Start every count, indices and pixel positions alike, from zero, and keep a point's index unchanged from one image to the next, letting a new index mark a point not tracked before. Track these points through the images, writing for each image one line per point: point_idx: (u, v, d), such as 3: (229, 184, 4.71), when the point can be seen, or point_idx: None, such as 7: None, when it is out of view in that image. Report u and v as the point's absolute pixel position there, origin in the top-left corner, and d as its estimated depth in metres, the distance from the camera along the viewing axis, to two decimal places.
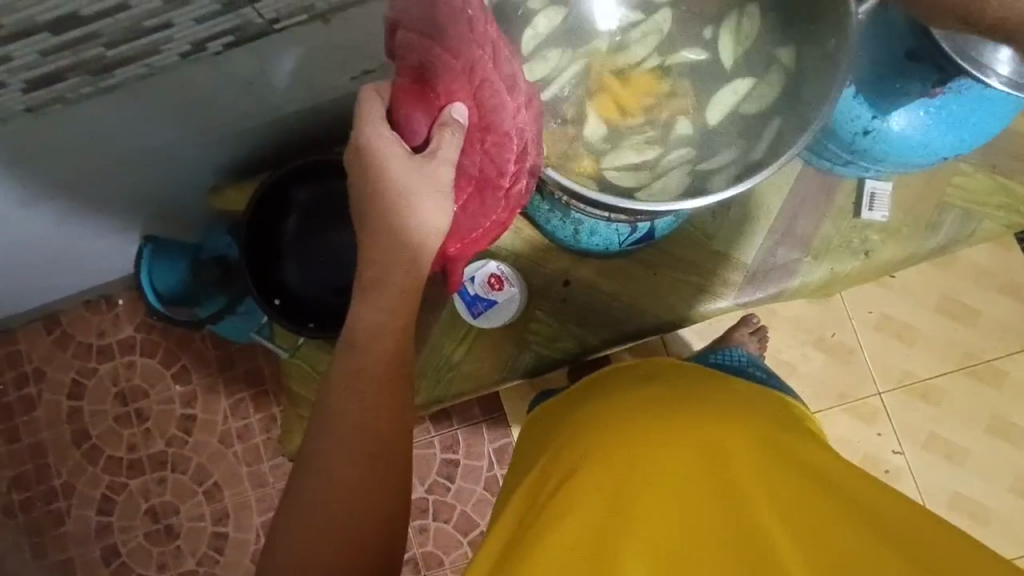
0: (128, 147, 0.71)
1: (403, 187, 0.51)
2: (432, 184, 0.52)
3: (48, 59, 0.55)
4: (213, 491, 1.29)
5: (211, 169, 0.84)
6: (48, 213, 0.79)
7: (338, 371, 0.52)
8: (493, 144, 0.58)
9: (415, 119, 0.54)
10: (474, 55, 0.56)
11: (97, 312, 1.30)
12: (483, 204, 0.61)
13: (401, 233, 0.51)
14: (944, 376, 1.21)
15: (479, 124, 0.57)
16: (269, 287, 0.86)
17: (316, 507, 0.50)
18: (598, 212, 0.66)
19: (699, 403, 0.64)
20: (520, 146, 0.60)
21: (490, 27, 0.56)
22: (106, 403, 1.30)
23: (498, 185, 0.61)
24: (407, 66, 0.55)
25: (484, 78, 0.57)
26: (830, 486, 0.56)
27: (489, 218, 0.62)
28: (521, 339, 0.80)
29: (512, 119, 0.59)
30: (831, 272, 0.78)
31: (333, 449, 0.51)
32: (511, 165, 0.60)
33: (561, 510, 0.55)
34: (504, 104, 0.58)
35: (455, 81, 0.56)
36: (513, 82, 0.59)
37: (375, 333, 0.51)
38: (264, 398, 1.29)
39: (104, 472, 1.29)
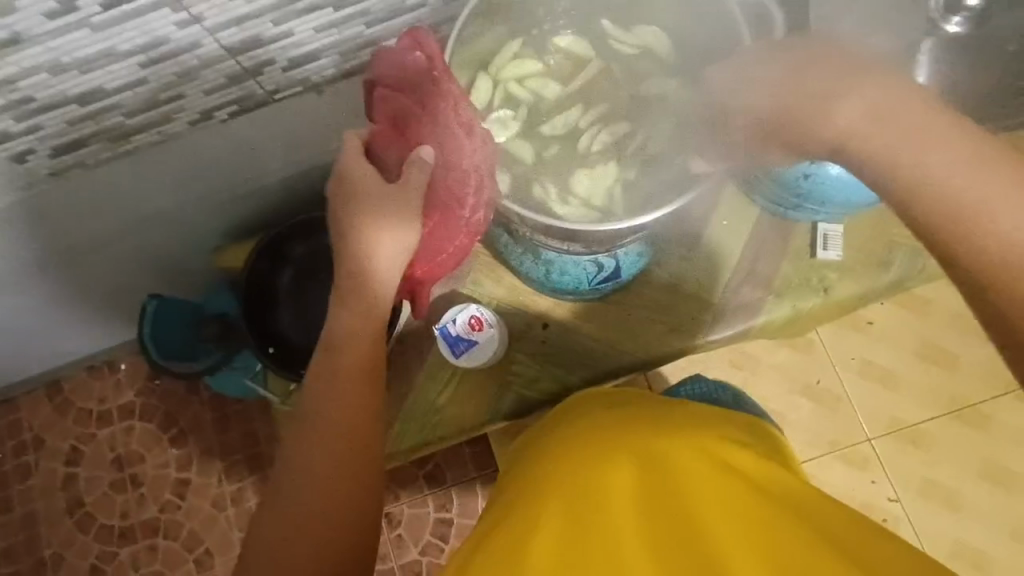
0: (138, 211, 0.78)
1: (372, 209, 0.57)
2: (398, 210, 0.57)
3: (73, 127, 0.62)
4: (204, 558, 1.29)
5: (214, 230, 0.91)
6: (60, 274, 0.86)
7: (317, 380, 0.56)
8: (453, 180, 0.64)
9: (388, 159, 0.61)
10: (439, 106, 0.62)
11: (99, 377, 1.34)
12: (447, 231, 0.66)
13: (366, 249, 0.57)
14: (932, 421, 1.23)
15: (442, 164, 0.63)
16: (266, 335, 0.91)
17: (297, 527, 0.52)
18: (564, 245, 0.71)
19: (656, 426, 0.66)
20: (476, 182, 0.66)
21: (452, 84, 0.62)
22: (101, 469, 1.31)
23: (459, 214, 0.66)
24: (383, 117, 0.61)
25: (445, 126, 0.63)
26: (778, 498, 0.59)
27: (452, 244, 0.67)
28: (503, 381, 0.83)
29: (469, 159, 0.65)
30: (794, 308, 0.82)
31: (312, 461, 0.53)
32: (468, 198, 0.65)
33: (526, 526, 0.56)
34: (461, 147, 0.64)
35: (422, 128, 0.62)
36: (470, 127, 0.65)
37: (351, 336, 0.57)
38: (258, 461, 1.31)
39: (95, 541, 1.29)
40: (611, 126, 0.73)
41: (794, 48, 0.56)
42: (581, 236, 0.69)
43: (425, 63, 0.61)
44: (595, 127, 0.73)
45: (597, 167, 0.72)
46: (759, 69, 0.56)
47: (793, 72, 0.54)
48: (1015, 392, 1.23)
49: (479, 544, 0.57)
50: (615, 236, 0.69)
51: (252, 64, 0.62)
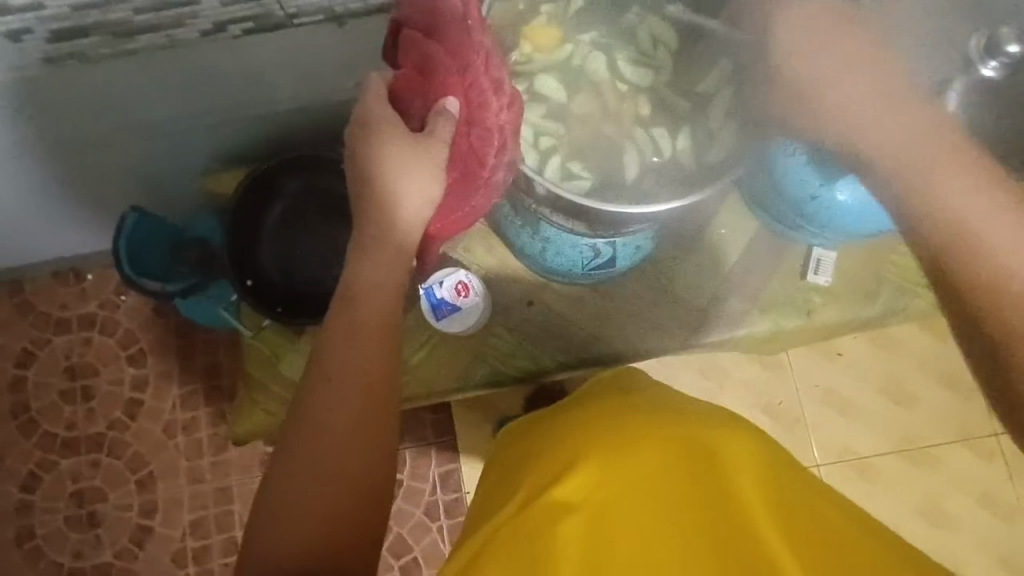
0: (130, 116, 0.76)
1: (399, 157, 0.54)
2: (426, 157, 0.55)
3: (76, 13, 0.59)
4: (146, 481, 1.27)
5: (208, 151, 0.89)
6: (39, 168, 0.83)
7: (338, 334, 0.52)
8: (475, 140, 0.62)
9: (411, 104, 0.58)
10: (469, 60, 0.60)
11: (65, 284, 1.30)
12: (465, 189, 0.65)
13: (391, 195, 0.54)
14: (880, 457, 1.27)
15: (466, 118, 0.61)
16: (244, 268, 0.88)
17: (306, 490, 0.49)
18: (570, 223, 0.69)
19: (685, 416, 0.64)
20: (500, 142, 0.64)
21: (485, 37, 0.61)
22: (54, 377, 1.29)
23: (478, 175, 0.64)
24: (409, 60, 0.59)
25: (474, 80, 0.60)
26: (799, 493, 0.60)
27: (468, 203, 0.67)
28: (478, 352, 0.83)
29: (494, 117, 0.62)
30: (775, 325, 0.83)
31: (324, 421, 0.50)
32: (491, 157, 0.63)
33: (553, 510, 0.57)
34: (488, 104, 0.61)
35: (449, 78, 0.59)
36: (500, 85, 0.62)
37: (371, 291, 0.53)
38: (216, 392, 1.29)
39: (37, 448, 1.27)
40: (637, 77, 0.73)
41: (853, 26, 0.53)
42: (585, 214, 0.68)
43: (461, 11, 0.59)
44: (627, 124, 0.73)
45: (620, 139, 0.73)
46: (826, 43, 0.52)
47: (859, 60, 0.52)
48: (964, 440, 1.27)
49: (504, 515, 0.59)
50: (618, 223, 0.68)
51: None
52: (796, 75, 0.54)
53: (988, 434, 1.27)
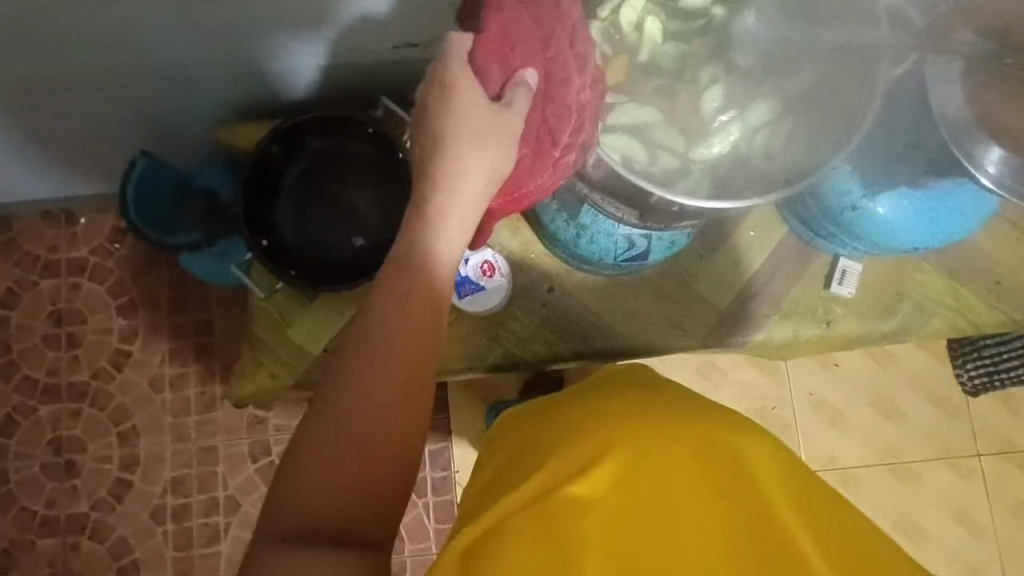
0: (153, 55, 0.72)
1: (476, 127, 0.52)
2: (502, 130, 0.54)
3: None
4: (128, 435, 1.24)
5: (228, 101, 0.86)
6: (48, 102, 0.79)
7: (388, 302, 0.50)
8: (552, 114, 0.59)
9: (489, 71, 0.55)
10: (553, 31, 0.58)
11: (55, 226, 1.26)
12: (533, 167, 0.62)
13: (464, 167, 0.52)
14: (865, 468, 1.29)
15: (543, 94, 0.58)
16: (260, 226, 0.85)
17: (338, 455, 0.47)
18: (618, 210, 0.69)
19: (705, 416, 0.65)
20: (576, 121, 0.61)
21: (571, 9, 0.59)
22: (37, 320, 1.25)
23: (550, 152, 0.61)
24: (495, 20, 0.55)
25: (556, 53, 0.58)
26: (819, 496, 0.60)
27: (533, 182, 0.63)
28: (495, 334, 0.81)
29: (574, 95, 0.60)
30: (793, 332, 0.82)
31: (362, 386, 0.49)
32: (565, 136, 0.60)
33: (574, 501, 0.57)
34: (570, 80, 0.59)
35: (531, 48, 0.57)
36: (583, 62, 0.60)
37: (428, 261, 0.52)
38: (207, 350, 1.26)
39: (17, 391, 1.23)
40: (737, 55, 0.70)
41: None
42: (630, 193, 0.67)
43: None
44: (699, 115, 0.71)
45: (698, 119, 0.71)
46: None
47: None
48: (946, 458, 1.30)
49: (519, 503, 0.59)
50: (670, 215, 0.68)
51: None
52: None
53: (970, 454, 1.30)
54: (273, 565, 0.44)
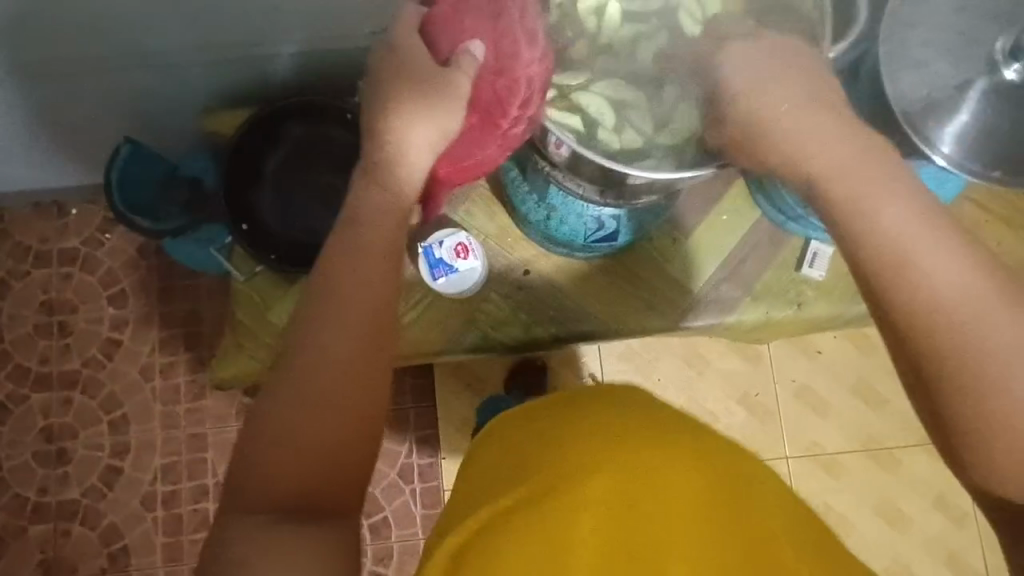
0: (133, 42, 0.73)
1: (421, 85, 0.56)
2: (447, 90, 0.57)
3: None
4: (119, 422, 1.26)
5: (211, 89, 0.87)
6: (32, 90, 0.80)
7: (341, 259, 0.52)
8: (502, 87, 0.60)
9: (439, 41, 0.58)
10: (503, 6, 0.59)
11: (47, 217, 1.27)
12: (481, 137, 0.64)
13: (408, 120, 0.56)
14: (847, 454, 1.30)
15: (493, 66, 0.59)
16: (240, 209, 0.86)
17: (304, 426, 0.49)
18: (578, 185, 0.68)
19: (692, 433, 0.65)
20: (527, 95, 0.61)
21: None
22: (28, 310, 1.26)
23: (499, 124, 0.62)
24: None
25: (506, 27, 0.59)
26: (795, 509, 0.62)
27: (481, 151, 0.65)
28: (471, 316, 0.83)
29: (525, 69, 0.59)
30: (765, 314, 0.84)
31: (328, 357, 0.50)
32: (513, 109, 0.61)
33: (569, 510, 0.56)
34: (519, 53, 0.59)
35: (480, 22, 0.58)
36: (534, 36, 0.59)
37: (377, 210, 0.55)
38: (196, 339, 1.27)
39: (8, 379, 1.25)
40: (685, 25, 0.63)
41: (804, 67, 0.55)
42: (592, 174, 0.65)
43: None
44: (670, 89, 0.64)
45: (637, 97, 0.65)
46: (778, 80, 0.55)
47: (802, 96, 0.54)
48: (928, 445, 1.31)
49: (510, 509, 0.57)
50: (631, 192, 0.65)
51: None
52: (742, 106, 0.56)
53: None
54: (248, 534, 0.46)
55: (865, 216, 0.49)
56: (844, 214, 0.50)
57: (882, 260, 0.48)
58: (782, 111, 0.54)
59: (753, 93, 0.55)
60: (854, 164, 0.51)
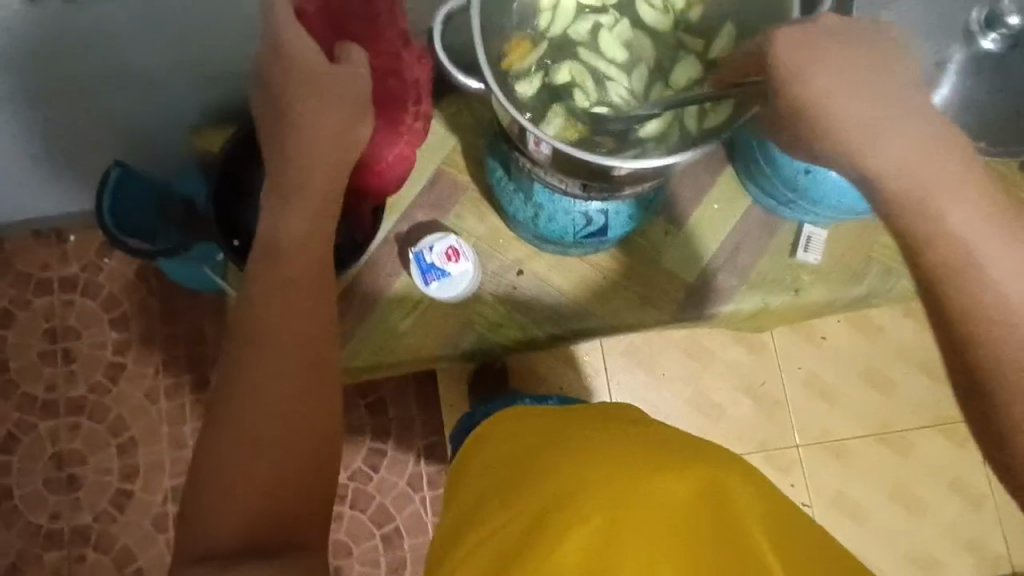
0: (117, 65, 0.74)
1: (318, 86, 0.58)
2: (351, 95, 0.59)
3: None
4: (128, 445, 1.26)
5: (198, 107, 0.88)
6: (21, 118, 0.81)
7: (268, 298, 0.58)
8: (392, 88, 0.71)
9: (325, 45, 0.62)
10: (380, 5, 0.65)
11: (46, 245, 1.28)
12: (390, 136, 0.73)
13: (318, 128, 0.59)
14: (859, 440, 1.29)
15: (380, 67, 0.68)
16: (231, 227, 0.86)
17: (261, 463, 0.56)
18: (565, 183, 0.67)
19: (678, 447, 0.68)
20: (415, 94, 0.73)
21: None
22: (33, 338, 1.27)
23: (401, 120, 0.73)
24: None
25: (379, 29, 0.66)
26: (780, 506, 0.65)
27: (391, 153, 0.74)
28: (467, 320, 0.83)
29: (411, 71, 0.71)
30: (763, 302, 0.83)
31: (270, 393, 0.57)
32: (410, 104, 0.73)
33: (557, 533, 0.61)
34: (400, 55, 0.68)
35: (357, 24, 0.65)
36: (406, 38, 0.68)
37: (295, 238, 0.59)
38: (200, 358, 1.27)
39: (16, 408, 1.26)
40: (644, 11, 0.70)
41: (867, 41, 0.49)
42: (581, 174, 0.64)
43: None
44: (642, 75, 0.69)
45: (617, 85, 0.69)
46: (831, 64, 0.49)
47: (858, 78, 0.48)
48: (940, 427, 1.29)
49: (506, 532, 0.64)
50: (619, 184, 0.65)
51: None
52: (791, 94, 0.49)
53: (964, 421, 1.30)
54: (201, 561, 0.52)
55: (930, 221, 0.47)
56: (909, 215, 0.48)
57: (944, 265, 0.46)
58: (835, 98, 0.48)
59: (809, 76, 0.49)
60: (921, 162, 0.47)
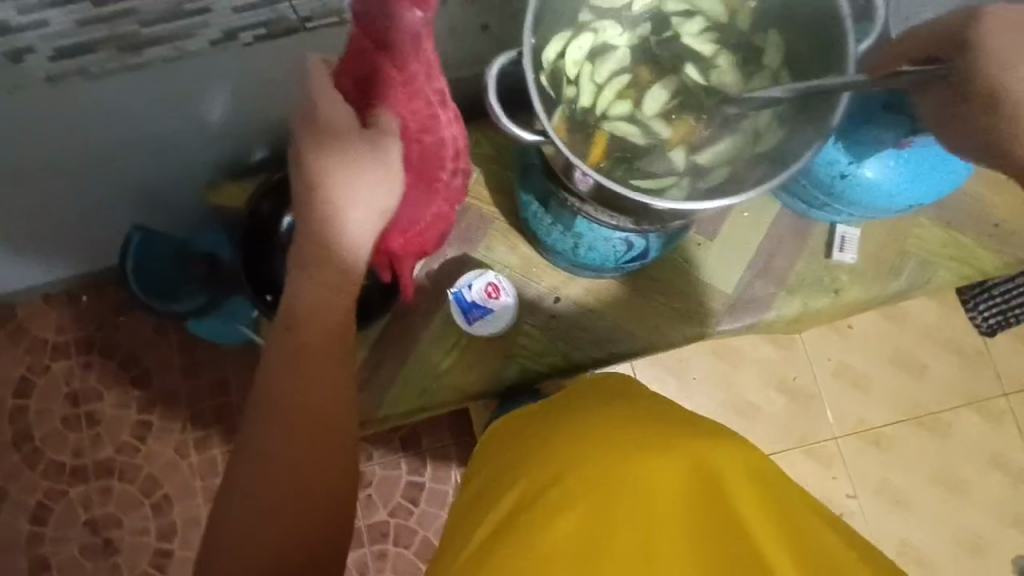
0: (132, 131, 0.73)
1: (346, 162, 0.54)
2: (377, 166, 0.55)
3: (82, 29, 0.56)
4: (162, 503, 1.24)
5: (213, 162, 0.87)
6: (36, 191, 0.79)
7: (281, 355, 0.55)
8: (428, 151, 0.67)
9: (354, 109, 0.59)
10: (415, 69, 0.60)
11: (59, 308, 1.26)
12: (421, 198, 0.70)
13: (343, 208, 0.54)
14: (895, 425, 1.28)
15: (417, 129, 0.64)
16: (261, 283, 0.85)
17: (271, 525, 0.52)
18: (612, 219, 0.67)
19: (672, 421, 0.67)
20: (453, 152, 0.69)
21: (430, 45, 0.60)
22: (55, 404, 1.25)
23: (438, 178, 0.70)
24: (349, 71, 0.59)
25: (420, 91, 0.62)
26: (775, 482, 0.64)
27: (428, 212, 0.72)
28: (509, 353, 0.82)
29: (446, 130, 0.66)
30: (804, 306, 0.83)
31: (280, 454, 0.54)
32: (448, 163, 0.69)
33: (549, 512, 0.60)
34: (438, 117, 0.65)
35: (390, 89, 0.60)
36: (445, 97, 0.64)
37: (316, 308, 0.55)
38: (226, 408, 1.26)
39: (44, 477, 1.24)
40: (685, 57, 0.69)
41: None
42: (633, 210, 0.64)
43: (419, 23, 0.57)
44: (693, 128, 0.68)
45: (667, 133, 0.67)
46: None
47: None
48: (974, 404, 1.29)
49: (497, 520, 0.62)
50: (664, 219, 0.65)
51: None
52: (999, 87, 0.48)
53: (997, 395, 1.29)
54: None
55: None
56: None
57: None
58: None
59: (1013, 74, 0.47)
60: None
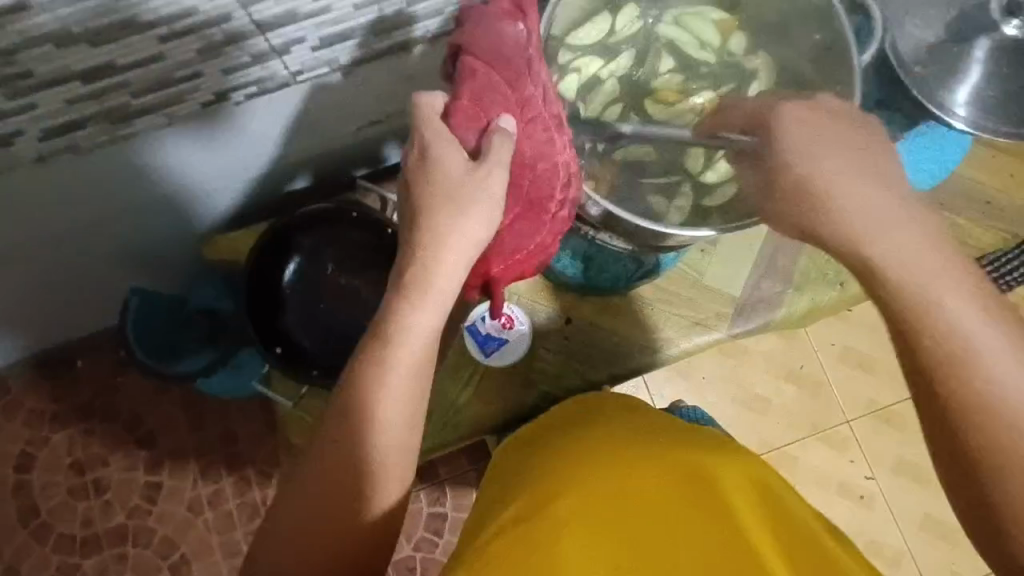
0: (124, 199, 0.72)
1: (454, 185, 0.51)
2: (486, 188, 0.51)
3: (72, 107, 0.55)
4: (179, 565, 1.21)
5: (206, 216, 0.85)
6: (28, 265, 0.78)
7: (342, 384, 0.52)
8: (541, 177, 0.60)
9: (465, 134, 0.54)
10: (527, 91, 0.57)
11: (54, 376, 1.23)
12: (531, 228, 0.63)
13: (447, 233, 0.50)
14: (904, 403, 1.29)
15: (531, 153, 0.59)
16: (272, 336, 0.85)
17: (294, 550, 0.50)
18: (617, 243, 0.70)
19: (673, 438, 0.64)
20: (566, 178, 0.62)
21: (542, 70, 0.59)
22: (59, 475, 1.22)
23: (548, 210, 0.62)
24: (465, 89, 0.54)
25: (534, 114, 0.58)
26: (780, 503, 0.59)
27: (534, 241, 0.64)
28: (527, 378, 0.81)
29: (562, 154, 0.61)
30: (812, 301, 0.84)
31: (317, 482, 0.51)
32: (558, 194, 0.62)
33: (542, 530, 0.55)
34: (554, 141, 0.60)
35: (504, 107, 0.56)
36: (560, 121, 0.61)
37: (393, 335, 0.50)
38: (237, 460, 1.23)
39: (55, 551, 1.20)
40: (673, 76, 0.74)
41: (869, 143, 0.53)
42: (636, 234, 0.67)
43: (524, 38, 0.57)
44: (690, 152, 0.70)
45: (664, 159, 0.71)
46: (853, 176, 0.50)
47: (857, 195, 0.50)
48: None
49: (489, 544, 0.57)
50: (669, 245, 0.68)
51: (281, 42, 0.57)
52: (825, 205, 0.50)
53: None
54: None
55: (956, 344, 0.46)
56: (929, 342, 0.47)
57: (926, 326, 0.47)
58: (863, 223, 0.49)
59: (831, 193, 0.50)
60: (918, 250, 0.48)
